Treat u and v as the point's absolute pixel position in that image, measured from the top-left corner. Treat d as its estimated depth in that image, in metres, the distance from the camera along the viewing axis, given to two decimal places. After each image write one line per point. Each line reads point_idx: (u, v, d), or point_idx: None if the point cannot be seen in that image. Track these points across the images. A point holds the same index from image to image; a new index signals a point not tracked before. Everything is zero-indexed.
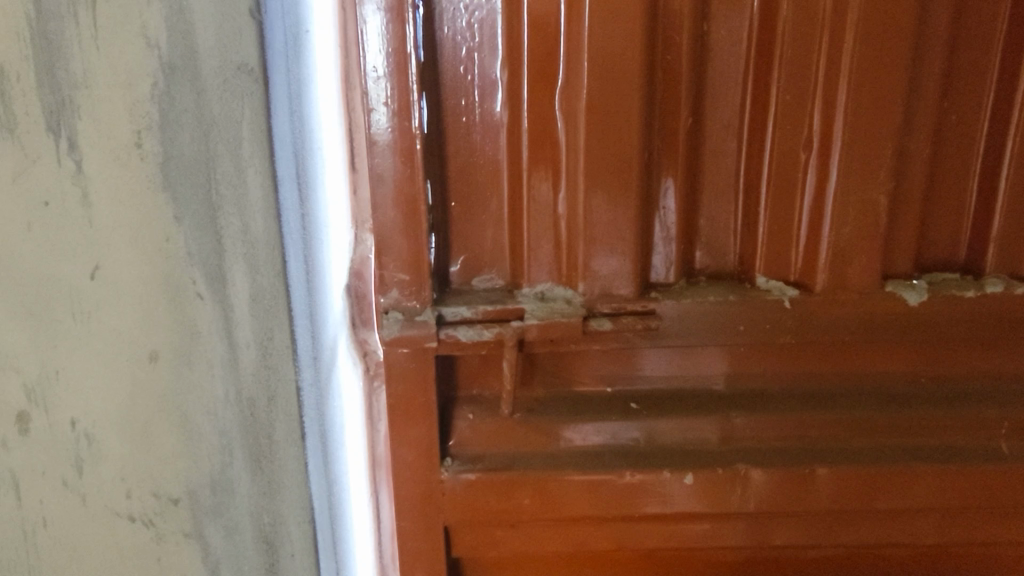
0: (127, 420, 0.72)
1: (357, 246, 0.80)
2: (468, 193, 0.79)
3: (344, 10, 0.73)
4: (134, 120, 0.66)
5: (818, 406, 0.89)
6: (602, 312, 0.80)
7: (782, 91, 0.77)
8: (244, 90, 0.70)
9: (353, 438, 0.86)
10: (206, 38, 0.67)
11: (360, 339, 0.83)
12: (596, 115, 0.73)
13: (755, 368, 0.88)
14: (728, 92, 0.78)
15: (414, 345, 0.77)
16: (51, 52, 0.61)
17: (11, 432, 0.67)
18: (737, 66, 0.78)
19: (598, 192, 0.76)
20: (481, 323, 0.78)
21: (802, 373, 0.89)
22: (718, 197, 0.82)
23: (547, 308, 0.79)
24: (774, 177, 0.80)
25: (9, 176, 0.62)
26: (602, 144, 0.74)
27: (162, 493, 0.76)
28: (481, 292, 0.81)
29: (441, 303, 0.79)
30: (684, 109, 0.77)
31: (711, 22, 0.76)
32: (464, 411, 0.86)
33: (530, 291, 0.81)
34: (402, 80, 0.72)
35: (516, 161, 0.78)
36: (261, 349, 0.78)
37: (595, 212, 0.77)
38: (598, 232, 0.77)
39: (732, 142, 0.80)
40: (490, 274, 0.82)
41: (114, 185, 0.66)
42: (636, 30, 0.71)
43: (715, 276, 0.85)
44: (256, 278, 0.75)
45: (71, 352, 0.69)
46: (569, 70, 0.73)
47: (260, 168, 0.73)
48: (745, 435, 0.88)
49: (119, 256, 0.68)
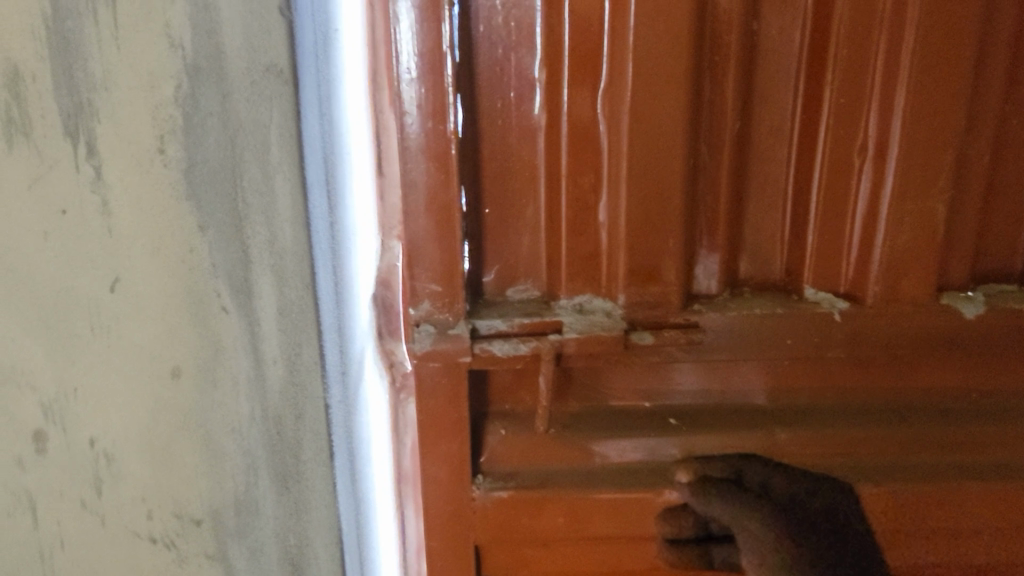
0: (147, 439, 0.70)
1: (384, 254, 0.73)
2: (505, 199, 0.75)
3: (371, 7, 0.67)
4: (157, 125, 0.62)
5: (863, 422, 0.84)
6: (644, 325, 0.76)
7: (837, 92, 0.73)
8: (272, 92, 0.66)
9: (380, 451, 0.82)
10: (233, 38, 0.63)
11: (387, 349, 0.76)
12: (638, 119, 0.69)
13: (799, 385, 0.83)
14: (779, 92, 0.74)
15: (446, 360, 0.72)
16: (69, 52, 0.58)
17: (27, 450, 0.67)
18: (789, 65, 0.73)
19: (641, 199, 0.72)
20: (517, 336, 0.74)
21: (847, 390, 0.84)
22: (766, 203, 0.77)
23: (586, 321, 0.75)
24: (824, 182, 0.76)
25: (26, 181, 0.60)
26: (646, 148, 0.70)
27: (184, 514, 0.74)
28: (515, 303, 0.77)
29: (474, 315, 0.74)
30: (731, 112, 0.73)
31: (764, 18, 0.71)
32: (495, 427, 0.81)
33: (567, 303, 0.77)
34: (436, 82, 0.66)
35: (553, 165, 0.74)
36: (289, 364, 0.75)
37: (639, 220, 0.73)
38: (641, 241, 0.73)
39: (782, 146, 0.75)
40: (526, 284, 0.78)
41: (136, 193, 0.63)
42: (683, 28, 0.67)
43: (761, 287, 0.80)
44: (284, 291, 0.72)
45: (89, 370, 0.67)
46: (613, 70, 0.69)
47: (289, 176, 0.69)
48: (791, 453, 0.83)
49: (140, 267, 0.65)
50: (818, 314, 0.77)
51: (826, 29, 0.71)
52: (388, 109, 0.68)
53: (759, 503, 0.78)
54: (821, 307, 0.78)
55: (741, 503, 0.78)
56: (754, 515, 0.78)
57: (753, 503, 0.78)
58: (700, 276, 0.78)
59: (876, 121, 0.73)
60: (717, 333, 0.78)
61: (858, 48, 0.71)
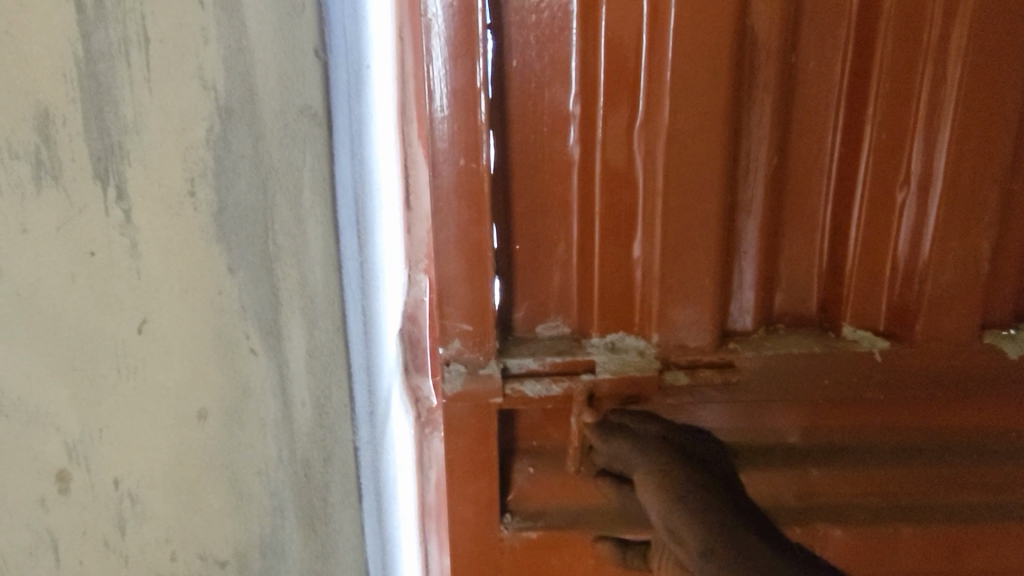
0: (173, 481, 0.69)
1: (411, 289, 0.71)
2: (537, 235, 0.73)
3: (403, 42, 0.65)
4: (188, 167, 0.61)
5: (900, 461, 0.81)
6: (677, 364, 0.75)
7: (878, 127, 0.71)
8: (304, 133, 0.64)
9: (405, 487, 0.79)
10: (265, 78, 0.62)
11: (411, 385, 0.74)
12: (676, 157, 0.67)
13: (834, 423, 0.80)
14: (817, 128, 0.72)
15: (476, 400, 0.69)
16: (100, 95, 0.58)
17: (51, 491, 0.67)
18: (828, 99, 0.71)
19: (676, 238, 0.70)
20: (548, 375, 0.73)
21: (886, 429, 0.81)
22: (803, 239, 0.76)
23: (619, 360, 0.74)
24: (864, 218, 0.74)
25: (55, 224, 0.61)
26: (682, 186, 0.68)
27: (209, 555, 0.72)
28: (546, 340, 0.76)
29: (505, 353, 0.73)
30: (768, 147, 0.71)
31: (803, 54, 0.70)
32: (523, 464, 0.78)
33: (600, 341, 0.76)
34: (469, 118, 0.64)
35: (587, 202, 0.72)
36: (318, 406, 0.72)
37: (674, 258, 0.71)
38: (676, 279, 0.71)
39: (820, 181, 0.74)
40: (556, 321, 0.77)
41: (167, 235, 0.63)
42: (723, 64, 0.65)
43: (796, 324, 0.79)
44: (314, 333, 0.70)
45: (114, 412, 0.67)
46: (648, 107, 0.67)
47: (320, 219, 0.67)
48: (824, 492, 0.80)
49: (168, 309, 0.64)
50: (857, 353, 0.76)
51: (868, 63, 0.69)
52: (419, 147, 0.66)
53: (673, 450, 0.67)
54: (861, 346, 0.76)
55: (648, 441, 0.68)
56: (660, 452, 0.66)
57: (671, 454, 0.66)
58: (734, 313, 0.77)
59: (919, 159, 0.71)
60: (754, 373, 0.76)
61: (901, 83, 0.69)
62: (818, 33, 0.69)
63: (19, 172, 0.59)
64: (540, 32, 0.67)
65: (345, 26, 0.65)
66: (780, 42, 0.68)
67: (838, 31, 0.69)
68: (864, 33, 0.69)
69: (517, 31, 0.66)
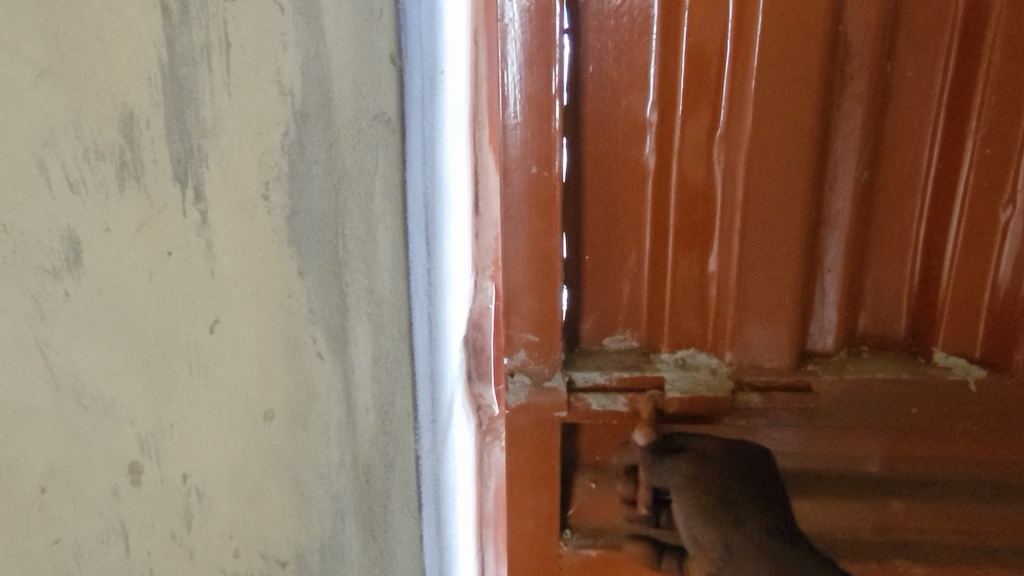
0: (238, 479, 0.69)
1: (476, 296, 0.76)
2: (610, 245, 0.71)
3: (477, 48, 0.70)
4: (263, 171, 0.63)
5: (996, 497, 0.75)
6: (751, 386, 0.71)
7: (980, 140, 0.66)
8: (378, 139, 0.68)
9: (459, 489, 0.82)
10: (341, 86, 0.65)
11: (473, 392, 0.80)
12: (759, 170, 0.64)
13: (922, 455, 0.74)
14: (914, 141, 0.67)
15: (539, 413, 0.70)
16: (182, 98, 0.59)
17: (123, 482, 0.64)
18: (926, 108, 0.66)
19: (754, 254, 0.67)
20: (615, 391, 0.71)
21: (984, 464, 0.74)
22: (893, 258, 0.71)
23: (690, 378, 0.71)
24: (963, 238, 0.69)
25: (134, 224, 0.60)
26: (762, 200, 0.65)
27: (270, 554, 0.73)
28: (614, 354, 0.74)
29: (571, 366, 0.72)
30: (858, 161, 0.67)
31: (901, 61, 0.65)
32: (584, 480, 0.76)
33: (670, 357, 0.74)
34: (543, 126, 0.64)
35: (661, 214, 0.70)
36: (381, 414, 0.75)
37: (751, 274, 0.67)
38: (754, 299, 0.68)
39: (912, 198, 0.69)
40: (624, 334, 0.74)
41: (241, 237, 0.64)
42: (814, 73, 0.61)
43: (882, 347, 0.74)
44: (381, 340, 0.73)
45: (186, 407, 0.65)
46: (729, 118, 0.64)
47: (390, 225, 0.70)
48: (905, 524, 0.76)
49: (239, 310, 0.65)
50: (950, 383, 0.70)
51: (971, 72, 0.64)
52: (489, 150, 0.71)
53: (722, 471, 0.66)
54: (954, 373, 0.71)
55: (696, 463, 0.67)
56: (705, 475, 0.66)
57: (718, 478, 0.66)
58: (815, 333, 0.72)
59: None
60: (834, 399, 0.71)
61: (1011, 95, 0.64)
62: (917, 39, 0.64)
63: (104, 172, 0.58)
64: (619, 37, 0.65)
65: (421, 35, 0.69)
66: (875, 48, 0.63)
67: (940, 38, 0.64)
68: (972, 38, 0.63)
69: (595, 37, 0.64)
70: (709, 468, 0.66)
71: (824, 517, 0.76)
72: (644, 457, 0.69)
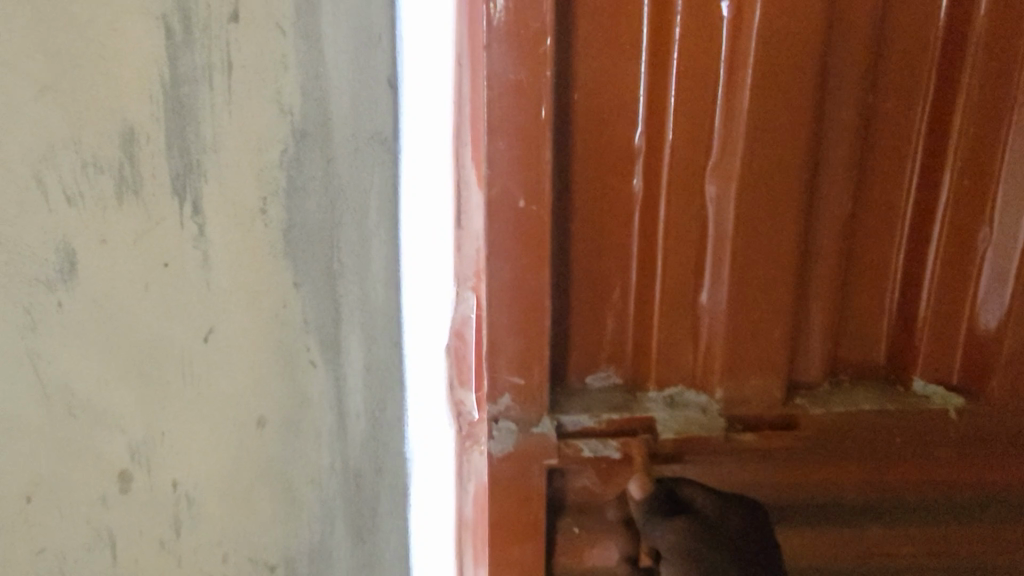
0: (229, 486, 0.72)
1: (458, 304, 0.68)
2: (603, 267, 0.65)
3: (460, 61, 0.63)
4: (260, 187, 0.65)
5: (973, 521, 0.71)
6: (742, 424, 0.66)
7: (959, 170, 0.64)
8: (374, 160, 0.69)
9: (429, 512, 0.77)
10: (340, 104, 0.67)
11: (455, 398, 0.70)
12: (750, 203, 0.61)
13: (901, 482, 0.69)
14: (895, 172, 0.65)
15: (528, 460, 0.63)
16: (182, 115, 0.62)
17: (113, 489, 0.70)
18: (908, 134, 0.64)
19: (745, 280, 0.63)
20: (602, 434, 0.65)
21: (965, 485, 0.69)
22: (871, 293, 0.68)
23: (681, 417, 0.66)
24: (942, 276, 0.67)
25: (132, 238, 0.64)
26: (756, 221, 0.62)
27: (259, 559, 0.74)
28: (597, 392, 0.68)
29: (558, 411, 0.65)
30: (841, 196, 0.64)
31: (882, 92, 0.62)
32: (567, 525, 0.67)
33: (659, 395, 0.68)
34: (529, 150, 0.58)
35: (649, 245, 0.65)
36: (372, 418, 0.76)
37: (742, 303, 0.63)
38: (744, 342, 0.64)
39: (894, 230, 0.66)
40: (607, 371, 0.68)
41: (237, 250, 0.66)
42: (805, 106, 0.59)
43: (862, 376, 0.70)
44: (372, 347, 0.74)
45: (178, 412, 0.69)
46: (720, 148, 0.61)
47: (385, 237, 0.71)
48: (891, 553, 0.71)
49: (233, 321, 0.67)
50: (930, 414, 0.67)
51: (951, 99, 0.63)
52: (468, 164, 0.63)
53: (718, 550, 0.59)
54: (932, 402, 0.68)
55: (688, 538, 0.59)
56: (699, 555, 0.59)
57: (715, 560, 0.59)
58: (797, 366, 0.68)
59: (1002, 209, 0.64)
60: (819, 430, 0.67)
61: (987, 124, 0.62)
62: (899, 78, 0.62)
63: (102, 186, 0.62)
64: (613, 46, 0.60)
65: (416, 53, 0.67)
66: (860, 77, 0.61)
67: (919, 68, 0.62)
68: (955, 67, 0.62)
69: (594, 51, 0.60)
70: (702, 543, 0.59)
71: (809, 554, 0.70)
72: (639, 511, 0.61)
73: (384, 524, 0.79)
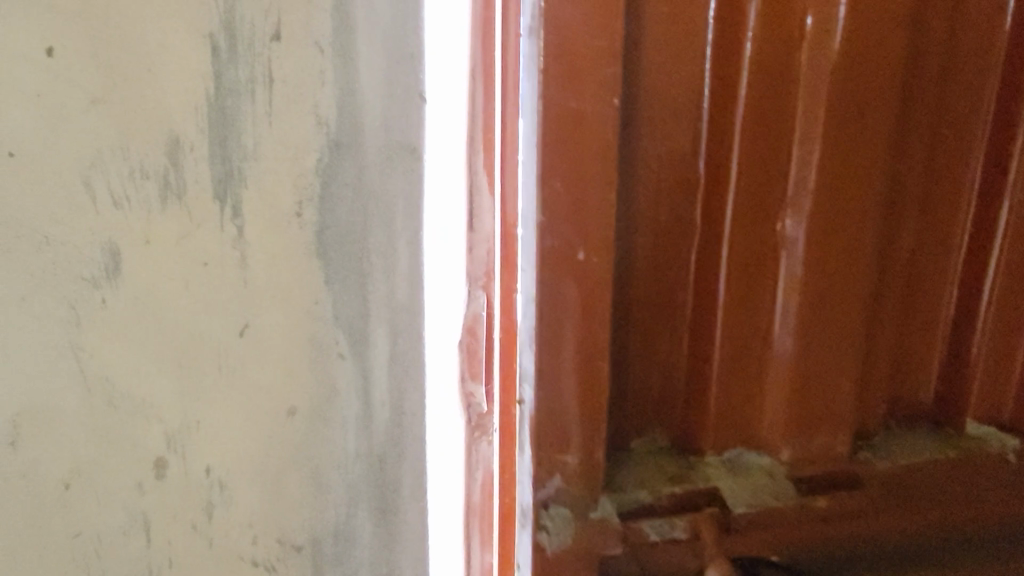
0: (259, 470, 0.77)
1: (470, 303, 0.81)
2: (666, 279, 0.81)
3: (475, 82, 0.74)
4: (297, 192, 0.70)
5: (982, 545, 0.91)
6: (799, 481, 0.85)
7: (1009, 219, 0.83)
8: (405, 168, 0.72)
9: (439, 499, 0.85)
10: (372, 116, 0.70)
11: (466, 391, 0.83)
12: (833, 236, 0.77)
13: (932, 518, 0.88)
14: (950, 214, 0.84)
15: (588, 544, 0.80)
16: (224, 125, 0.67)
17: (149, 475, 0.75)
18: (960, 196, 0.84)
19: (835, 303, 0.80)
20: (660, 513, 0.81)
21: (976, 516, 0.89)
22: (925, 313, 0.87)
23: (742, 483, 0.84)
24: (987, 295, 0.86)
25: (175, 238, 0.69)
26: (836, 245, 0.78)
27: (286, 540, 0.80)
28: (652, 466, 0.86)
29: (613, 492, 0.82)
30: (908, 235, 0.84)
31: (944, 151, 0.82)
32: None
33: (716, 458, 0.86)
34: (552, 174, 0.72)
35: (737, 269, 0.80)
36: (395, 410, 0.79)
37: (818, 322, 0.80)
38: (824, 345, 0.80)
39: (948, 260, 0.86)
40: (653, 438, 0.87)
41: (272, 251, 0.71)
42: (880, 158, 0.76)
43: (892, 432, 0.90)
44: (397, 341, 0.77)
45: (214, 401, 0.74)
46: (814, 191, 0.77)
47: (409, 238, 0.74)
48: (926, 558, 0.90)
49: (267, 316, 0.72)
50: (992, 455, 0.88)
51: (1007, 154, 0.81)
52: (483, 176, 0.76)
53: None
54: (992, 445, 0.88)
55: None
56: None
57: None
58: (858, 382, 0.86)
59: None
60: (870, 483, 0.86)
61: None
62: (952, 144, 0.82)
63: (148, 192, 0.67)
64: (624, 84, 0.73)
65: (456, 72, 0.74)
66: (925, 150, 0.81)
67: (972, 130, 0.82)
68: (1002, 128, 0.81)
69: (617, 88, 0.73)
70: None
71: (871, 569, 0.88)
72: None
73: (407, 513, 0.82)
